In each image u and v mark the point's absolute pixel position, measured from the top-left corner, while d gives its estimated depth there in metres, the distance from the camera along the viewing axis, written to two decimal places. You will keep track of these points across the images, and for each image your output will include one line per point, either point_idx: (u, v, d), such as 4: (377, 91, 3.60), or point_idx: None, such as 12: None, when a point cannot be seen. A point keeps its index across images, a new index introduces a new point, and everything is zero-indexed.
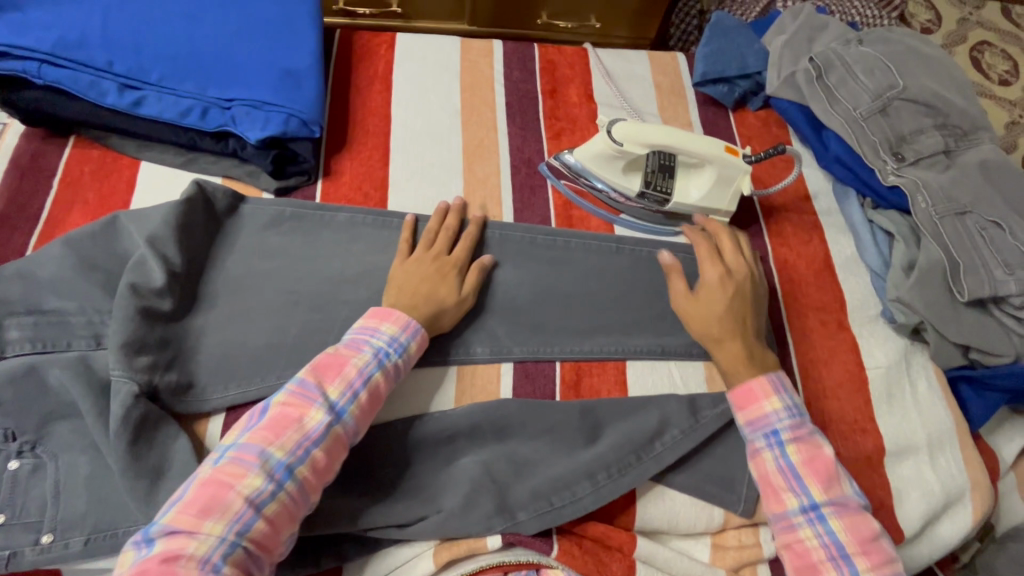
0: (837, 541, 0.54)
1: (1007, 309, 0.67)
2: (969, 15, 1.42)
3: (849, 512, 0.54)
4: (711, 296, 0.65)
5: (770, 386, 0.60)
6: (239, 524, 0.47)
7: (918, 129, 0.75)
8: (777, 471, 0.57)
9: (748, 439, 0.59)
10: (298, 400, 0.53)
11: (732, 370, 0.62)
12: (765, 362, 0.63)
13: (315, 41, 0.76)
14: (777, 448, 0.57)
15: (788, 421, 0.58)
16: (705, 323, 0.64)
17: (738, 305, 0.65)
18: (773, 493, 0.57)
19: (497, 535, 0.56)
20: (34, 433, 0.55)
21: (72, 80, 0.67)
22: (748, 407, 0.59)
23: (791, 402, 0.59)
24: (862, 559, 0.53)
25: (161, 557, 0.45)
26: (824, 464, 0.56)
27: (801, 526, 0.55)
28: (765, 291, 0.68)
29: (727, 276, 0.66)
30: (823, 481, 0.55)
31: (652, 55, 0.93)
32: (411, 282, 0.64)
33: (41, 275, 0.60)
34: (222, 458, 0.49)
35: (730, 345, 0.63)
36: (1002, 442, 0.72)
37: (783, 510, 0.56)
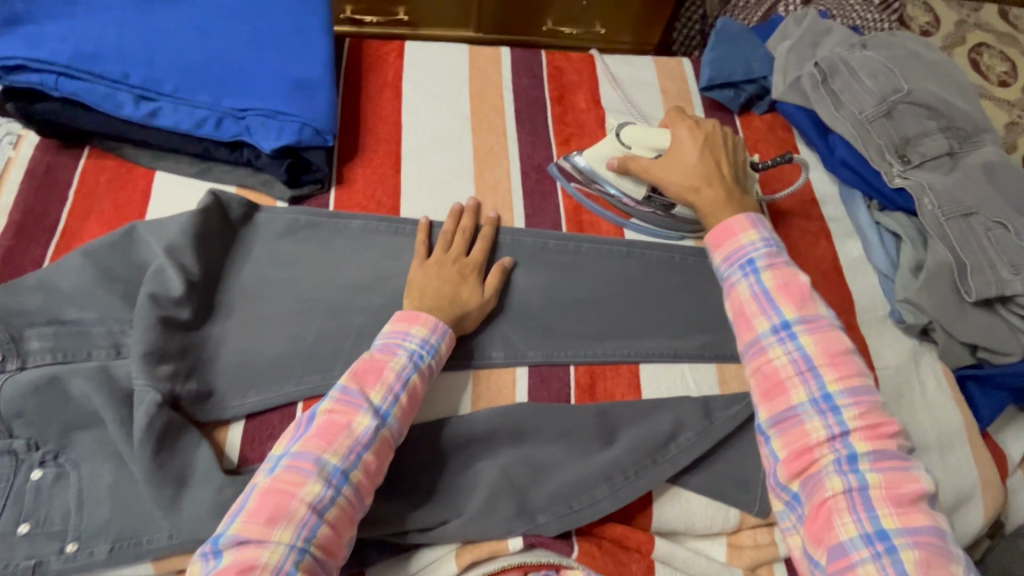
0: (806, 355, 0.55)
1: (1015, 308, 0.68)
2: (966, 17, 1.43)
3: (821, 330, 0.56)
4: (682, 159, 0.70)
5: (748, 223, 0.63)
6: (306, 530, 0.48)
7: (923, 132, 0.76)
8: (751, 297, 0.59)
9: (725, 275, 0.62)
10: (344, 407, 0.53)
11: (713, 212, 0.67)
12: (745, 204, 0.68)
13: (327, 50, 0.77)
14: (752, 276, 0.60)
15: (764, 251, 0.61)
16: (681, 180, 0.70)
17: (709, 154, 0.70)
18: (747, 320, 0.59)
19: (519, 537, 0.56)
20: (58, 442, 0.56)
21: (88, 92, 0.68)
22: (726, 242, 0.63)
23: (768, 236, 0.62)
24: (830, 370, 0.54)
25: (235, 568, 0.45)
26: (798, 288, 0.58)
27: (772, 346, 0.57)
28: (738, 145, 0.73)
29: (695, 130, 0.72)
30: (796, 302, 0.58)
31: (657, 61, 0.94)
32: (433, 285, 0.65)
33: (61, 286, 0.60)
34: (278, 468, 0.50)
35: (707, 190, 0.68)
36: (1010, 440, 0.73)
37: (754, 335, 0.58)
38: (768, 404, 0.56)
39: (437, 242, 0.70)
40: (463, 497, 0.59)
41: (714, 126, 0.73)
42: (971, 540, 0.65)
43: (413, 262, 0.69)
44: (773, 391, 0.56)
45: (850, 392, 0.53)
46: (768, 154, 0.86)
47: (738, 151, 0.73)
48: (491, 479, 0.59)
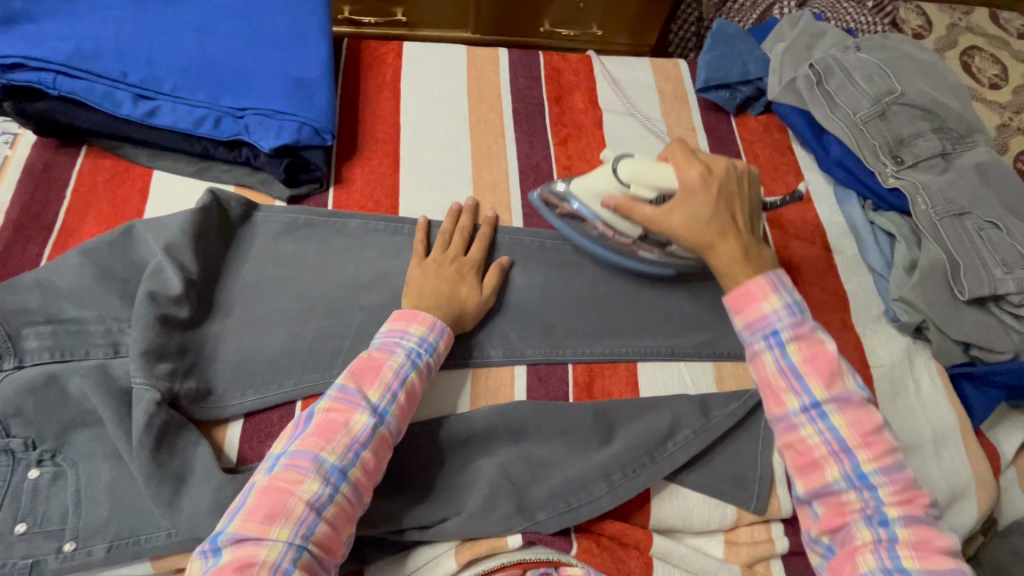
0: (839, 436, 0.54)
1: (1006, 306, 0.69)
2: (958, 20, 1.45)
3: (852, 408, 0.54)
4: (692, 206, 0.61)
5: (769, 285, 0.58)
6: (304, 527, 0.48)
7: (916, 133, 0.77)
8: (778, 373, 0.56)
9: (747, 342, 0.58)
10: (342, 405, 0.54)
11: (729, 270, 0.60)
12: (762, 260, 0.61)
13: (326, 50, 0.77)
14: (777, 349, 0.56)
15: (789, 321, 0.56)
16: (691, 230, 0.61)
17: (723, 204, 0.62)
18: (773, 395, 0.56)
19: (517, 534, 0.57)
20: (55, 441, 0.56)
21: (86, 91, 0.68)
22: (746, 309, 0.58)
23: (791, 300, 0.57)
24: (865, 451, 0.53)
25: (232, 566, 0.45)
26: (826, 361, 0.55)
27: (802, 426, 0.55)
28: (749, 186, 0.65)
29: (706, 173, 0.62)
30: (824, 378, 0.55)
31: (654, 62, 0.94)
32: (431, 284, 0.65)
33: (59, 284, 0.60)
34: (276, 466, 0.50)
35: (724, 246, 0.60)
36: (1003, 438, 0.74)
37: (784, 412, 0.55)
38: (803, 480, 0.55)
39: (435, 240, 0.70)
40: (462, 494, 0.59)
41: (727, 167, 0.64)
42: (964, 536, 0.66)
43: (410, 262, 0.68)
44: (806, 469, 0.55)
45: (885, 471, 0.52)
46: (764, 155, 0.87)
47: (750, 193, 0.65)
48: (490, 477, 0.59)
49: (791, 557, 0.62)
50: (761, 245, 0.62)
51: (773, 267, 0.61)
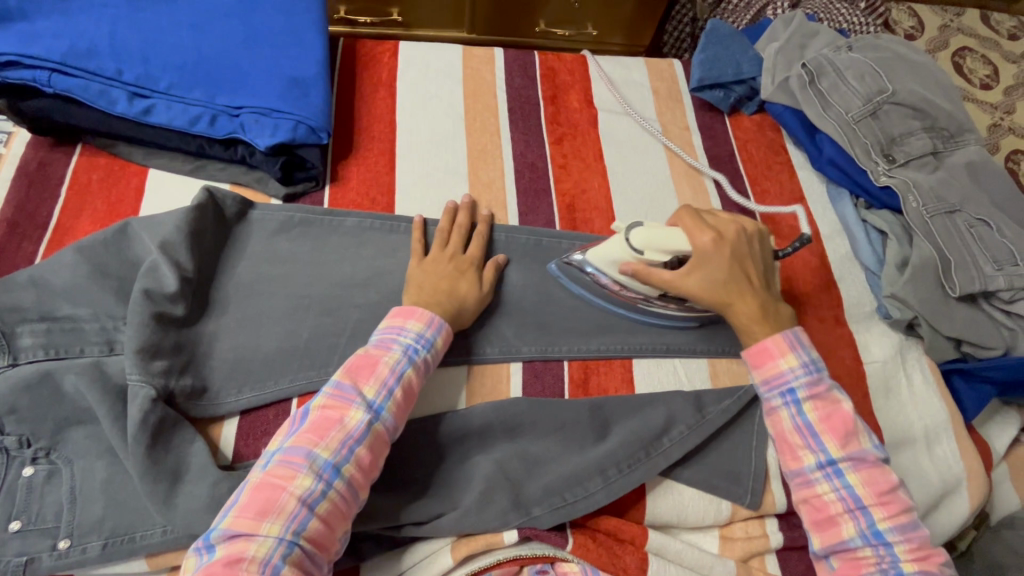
0: (854, 494, 0.56)
1: (997, 303, 0.70)
2: (950, 22, 1.47)
3: (867, 466, 0.56)
4: (708, 272, 0.63)
5: (786, 344, 0.61)
6: (295, 523, 0.48)
7: (907, 132, 0.78)
8: (794, 429, 0.59)
9: (764, 397, 0.61)
10: (337, 402, 0.54)
11: (749, 329, 0.63)
12: (779, 317, 0.64)
13: (321, 49, 0.77)
14: (793, 406, 0.59)
15: (805, 379, 0.60)
16: (710, 294, 0.63)
17: (738, 266, 0.64)
18: (789, 449, 0.59)
19: (513, 530, 0.57)
20: (50, 439, 0.56)
21: (81, 88, 0.68)
22: (764, 365, 0.61)
23: (808, 359, 0.61)
24: (880, 509, 0.55)
25: (223, 561, 0.46)
26: (842, 420, 0.58)
27: (819, 482, 0.57)
28: (759, 241, 0.67)
29: (717, 238, 0.64)
30: (840, 438, 0.57)
31: (649, 62, 0.95)
32: (432, 280, 0.65)
33: (54, 282, 0.60)
34: (271, 463, 0.51)
35: (743, 306, 0.63)
36: (995, 433, 0.74)
37: (800, 467, 0.58)
38: (819, 535, 0.56)
39: (434, 238, 0.71)
40: (458, 491, 0.59)
41: (736, 230, 0.65)
42: (956, 530, 0.66)
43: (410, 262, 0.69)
44: (822, 524, 0.56)
45: (900, 529, 0.54)
46: (758, 154, 0.87)
47: (763, 251, 0.67)
48: (486, 472, 0.59)
49: (785, 552, 0.62)
50: (777, 301, 0.65)
51: (790, 324, 0.64)
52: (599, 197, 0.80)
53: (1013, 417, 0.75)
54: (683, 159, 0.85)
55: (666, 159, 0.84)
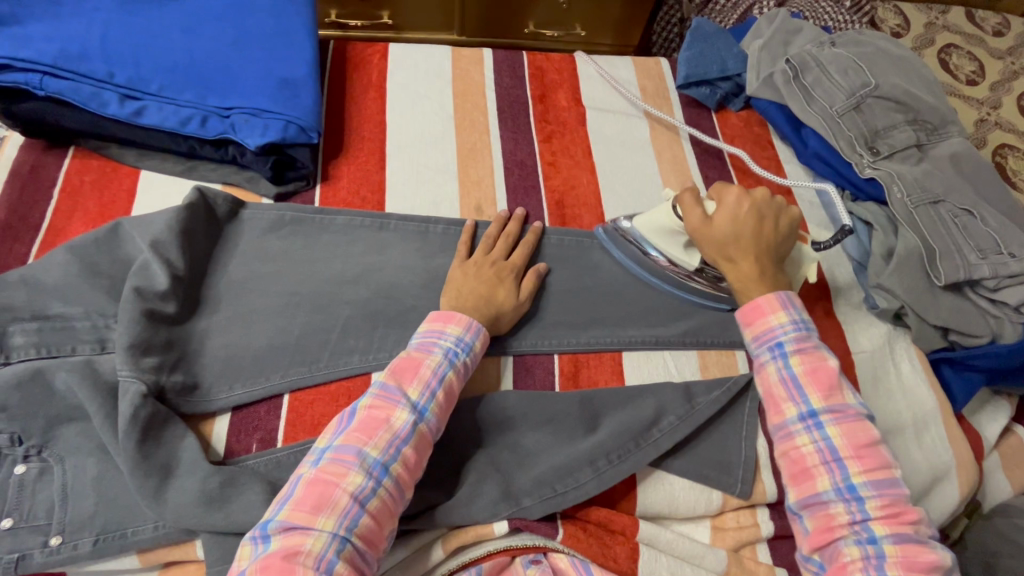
0: (831, 446, 0.56)
1: (982, 291, 0.70)
2: (935, 19, 1.48)
3: (848, 419, 0.57)
4: (730, 220, 0.67)
5: (778, 302, 0.63)
6: (347, 519, 0.49)
7: (891, 125, 0.79)
8: (780, 381, 0.60)
9: (754, 353, 0.63)
10: (384, 402, 0.54)
11: (743, 286, 0.65)
12: (778, 283, 0.65)
13: (312, 52, 0.78)
14: (780, 359, 0.60)
15: (794, 334, 0.61)
16: (721, 242, 0.66)
17: (752, 223, 0.66)
18: (774, 403, 0.60)
19: (503, 521, 0.57)
20: (41, 437, 0.56)
21: (73, 91, 0.69)
22: (756, 322, 0.63)
23: (798, 317, 0.62)
24: (856, 463, 0.55)
25: (281, 553, 0.46)
26: (827, 374, 0.59)
27: (798, 433, 0.57)
28: (784, 219, 0.68)
29: (744, 196, 0.68)
30: (823, 391, 0.58)
31: (636, 61, 0.96)
32: (469, 285, 0.66)
33: (46, 281, 0.61)
34: (322, 460, 0.51)
35: (743, 264, 0.65)
36: (985, 422, 0.75)
37: (782, 419, 0.58)
38: (796, 488, 0.57)
39: (479, 242, 0.72)
40: (451, 482, 0.59)
41: (768, 194, 0.69)
42: (948, 516, 0.67)
43: (453, 261, 0.71)
44: (798, 477, 0.57)
45: (874, 484, 0.54)
46: (745, 149, 0.89)
47: (789, 227, 0.68)
48: (477, 465, 0.60)
49: (777, 541, 0.63)
50: (779, 269, 0.66)
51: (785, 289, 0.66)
52: (589, 193, 0.81)
53: (1003, 406, 0.76)
54: (671, 154, 0.86)
55: (654, 156, 0.85)
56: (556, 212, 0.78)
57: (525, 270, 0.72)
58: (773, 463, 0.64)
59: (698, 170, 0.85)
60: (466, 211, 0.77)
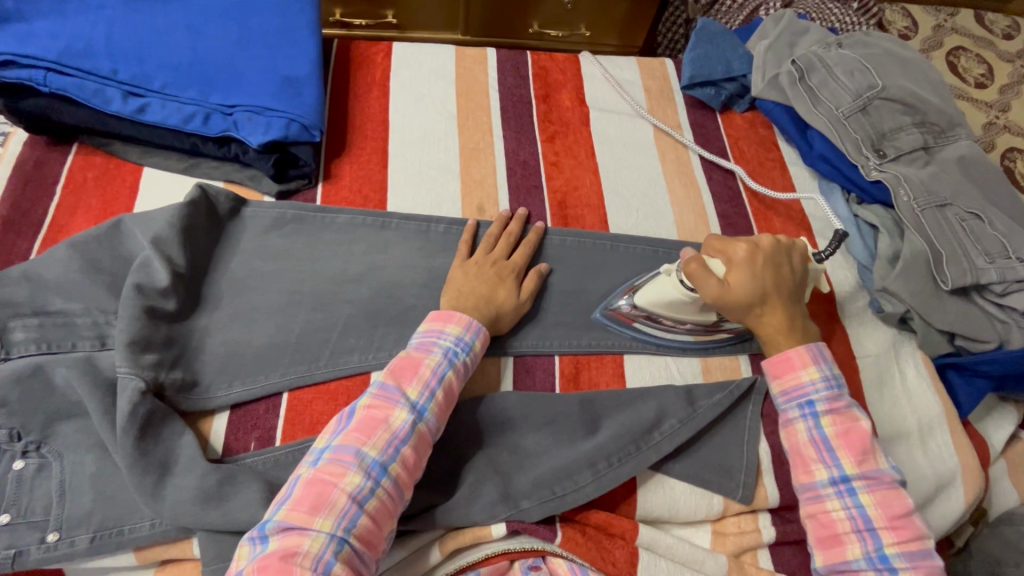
0: (865, 514, 0.55)
1: (990, 296, 0.69)
2: (944, 22, 1.47)
3: (882, 487, 0.56)
4: (748, 276, 0.63)
5: (809, 357, 0.62)
6: (346, 520, 0.48)
7: (897, 127, 0.78)
8: (809, 442, 0.59)
9: (782, 409, 0.62)
10: (382, 402, 0.54)
11: (773, 339, 0.64)
12: (806, 332, 0.64)
13: (315, 51, 0.78)
14: (811, 419, 0.59)
15: (825, 393, 0.60)
16: (747, 302, 0.63)
17: (773, 275, 0.64)
18: (803, 463, 0.59)
19: (502, 523, 0.57)
20: (40, 433, 0.56)
21: (77, 88, 0.69)
22: (785, 376, 0.62)
23: (829, 374, 0.61)
24: (890, 533, 0.55)
25: (279, 553, 0.46)
26: (859, 437, 0.58)
27: (829, 497, 0.57)
28: (798, 267, 0.66)
29: (753, 249, 0.64)
30: (857, 455, 0.57)
31: (640, 62, 0.96)
32: (471, 285, 0.66)
33: (47, 277, 0.61)
34: (321, 460, 0.51)
35: (771, 318, 0.64)
36: (992, 429, 0.74)
37: (812, 480, 0.58)
38: (823, 553, 0.56)
39: (481, 241, 0.72)
40: (449, 483, 0.59)
41: (772, 240, 0.65)
42: (952, 524, 0.66)
43: (454, 261, 0.70)
44: (827, 542, 0.56)
45: (907, 556, 0.54)
46: (750, 151, 0.88)
47: (801, 265, 0.66)
48: (476, 465, 0.60)
49: (778, 547, 0.62)
50: (804, 316, 0.65)
51: (817, 339, 0.65)
52: (592, 193, 0.80)
53: (1012, 413, 0.75)
54: (675, 156, 0.85)
55: (658, 157, 0.85)
56: (558, 214, 0.78)
57: (527, 271, 0.71)
58: (775, 467, 0.63)
59: (703, 172, 0.84)
60: (467, 211, 0.76)
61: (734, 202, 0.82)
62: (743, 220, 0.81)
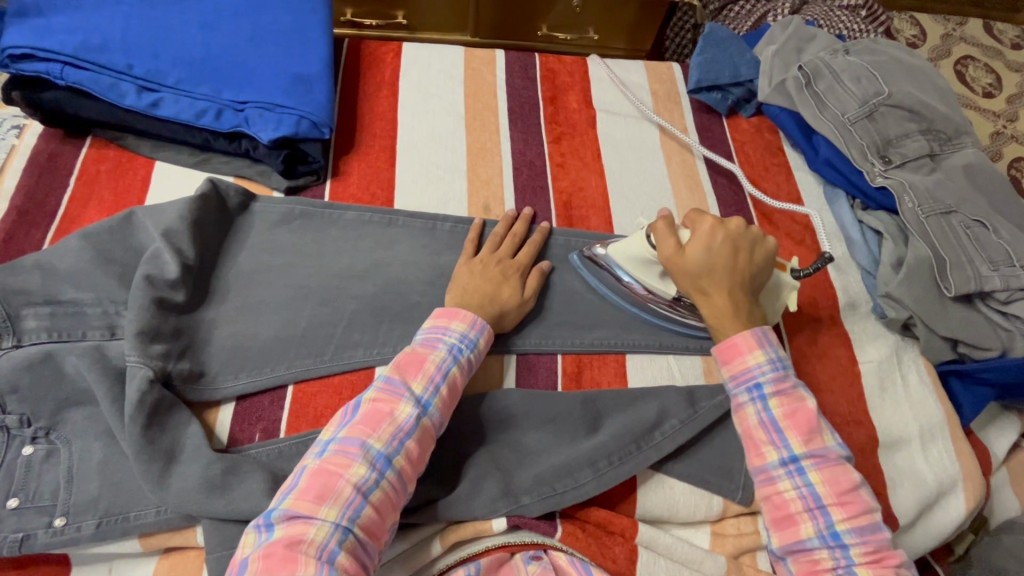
0: (814, 492, 0.55)
1: (993, 303, 0.70)
2: (952, 31, 1.48)
3: (829, 464, 0.55)
4: (702, 249, 0.64)
5: (754, 340, 0.60)
6: (350, 510, 0.49)
7: (904, 134, 0.78)
8: (759, 425, 0.57)
9: (732, 394, 0.60)
10: (388, 395, 0.55)
11: (717, 322, 0.63)
12: (751, 318, 0.63)
13: (326, 49, 0.79)
14: (760, 402, 0.58)
15: (772, 375, 0.58)
16: (694, 272, 0.64)
17: (728, 254, 0.64)
18: (754, 446, 0.58)
19: (502, 518, 0.57)
20: (49, 419, 0.57)
21: (93, 82, 0.70)
22: (733, 360, 0.60)
23: (775, 356, 0.60)
24: (839, 509, 0.54)
25: (283, 542, 0.47)
26: (806, 417, 0.57)
27: (780, 479, 0.56)
28: (758, 257, 0.65)
29: (719, 226, 0.65)
30: (803, 434, 0.56)
31: (648, 65, 0.97)
32: (476, 283, 0.67)
33: (59, 267, 0.62)
34: (327, 451, 0.51)
35: (717, 300, 0.63)
36: (994, 438, 0.74)
37: (763, 463, 0.57)
38: (779, 533, 0.56)
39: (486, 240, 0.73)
40: (451, 479, 0.59)
41: (742, 225, 0.65)
42: (951, 532, 0.66)
43: (459, 259, 0.71)
44: (781, 522, 0.56)
45: (857, 531, 0.53)
46: (755, 155, 0.88)
47: (765, 258, 0.65)
48: (477, 461, 0.60)
49: None
50: (752, 306, 0.64)
51: (762, 324, 0.63)
52: (597, 194, 0.81)
53: (1014, 422, 0.75)
54: (681, 159, 0.86)
55: (664, 160, 0.85)
56: (563, 216, 0.78)
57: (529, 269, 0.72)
58: None
59: (707, 176, 0.85)
60: (473, 211, 0.77)
61: (739, 206, 0.82)
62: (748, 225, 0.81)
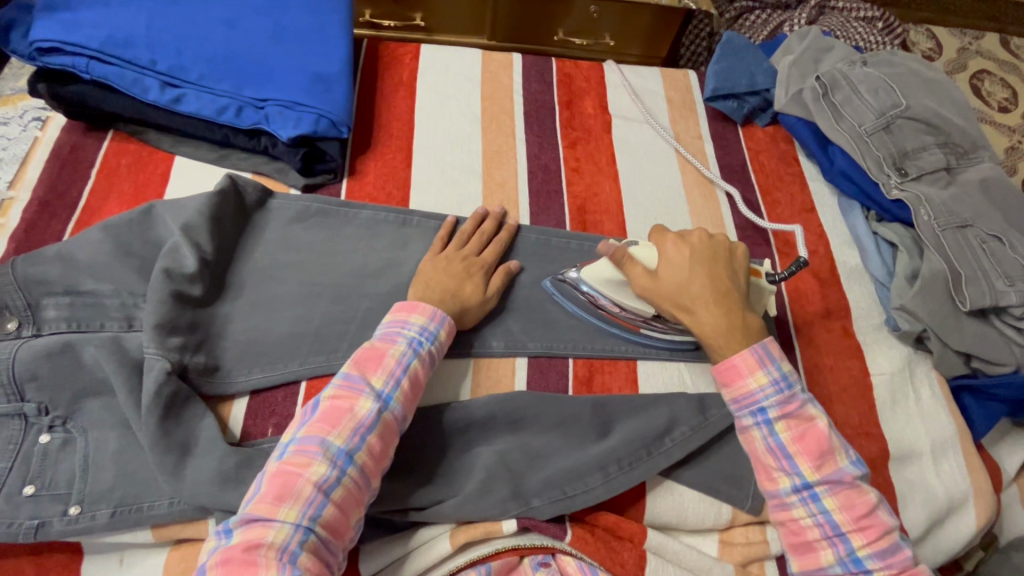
0: (831, 520, 0.54)
1: (1008, 319, 0.69)
2: (969, 44, 1.47)
3: (844, 489, 0.55)
4: (673, 270, 0.64)
5: (755, 360, 0.58)
6: (312, 509, 0.49)
7: (921, 146, 0.78)
8: (767, 451, 0.57)
9: (736, 417, 0.59)
10: (346, 392, 0.55)
11: (714, 341, 0.61)
12: (748, 330, 0.61)
13: (346, 49, 0.80)
14: (765, 428, 0.57)
15: (776, 398, 0.57)
16: (673, 294, 0.63)
17: (701, 267, 0.64)
18: (765, 470, 0.57)
19: (512, 519, 0.57)
20: (66, 409, 0.57)
21: (118, 76, 0.71)
22: (733, 384, 0.59)
23: (780, 375, 0.58)
24: (859, 535, 0.53)
25: (243, 545, 0.47)
26: (815, 440, 0.56)
27: (794, 505, 0.56)
28: (735, 263, 0.65)
29: (681, 242, 0.65)
30: (814, 459, 0.55)
31: (664, 72, 0.97)
32: (439, 278, 0.66)
33: (79, 258, 0.63)
34: (287, 452, 0.51)
35: (707, 316, 0.62)
36: (1005, 454, 0.73)
37: (776, 489, 0.56)
38: (799, 560, 0.56)
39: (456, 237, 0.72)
40: (461, 479, 0.60)
41: (705, 236, 0.66)
42: (961, 548, 0.65)
43: (425, 254, 0.71)
44: (800, 548, 0.56)
45: (879, 555, 0.53)
46: (769, 164, 0.88)
47: (739, 264, 0.66)
48: (487, 463, 0.60)
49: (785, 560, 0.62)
50: (746, 314, 0.62)
51: (761, 336, 0.61)
52: (611, 200, 0.81)
53: None
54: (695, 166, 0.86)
55: (678, 167, 0.85)
56: (576, 221, 0.79)
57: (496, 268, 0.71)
58: None
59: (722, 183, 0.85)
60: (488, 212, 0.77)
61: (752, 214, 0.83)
62: (761, 234, 0.81)
